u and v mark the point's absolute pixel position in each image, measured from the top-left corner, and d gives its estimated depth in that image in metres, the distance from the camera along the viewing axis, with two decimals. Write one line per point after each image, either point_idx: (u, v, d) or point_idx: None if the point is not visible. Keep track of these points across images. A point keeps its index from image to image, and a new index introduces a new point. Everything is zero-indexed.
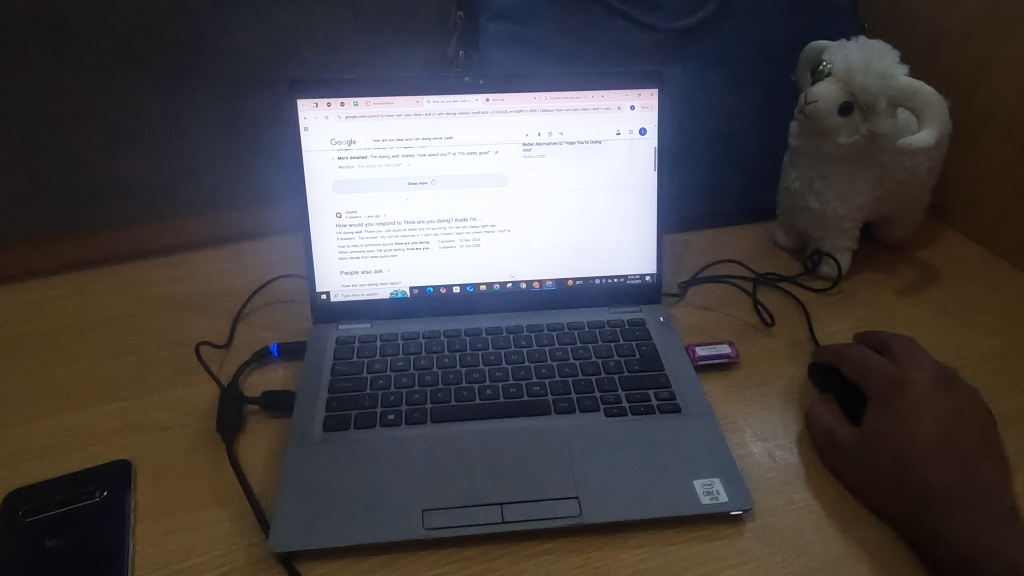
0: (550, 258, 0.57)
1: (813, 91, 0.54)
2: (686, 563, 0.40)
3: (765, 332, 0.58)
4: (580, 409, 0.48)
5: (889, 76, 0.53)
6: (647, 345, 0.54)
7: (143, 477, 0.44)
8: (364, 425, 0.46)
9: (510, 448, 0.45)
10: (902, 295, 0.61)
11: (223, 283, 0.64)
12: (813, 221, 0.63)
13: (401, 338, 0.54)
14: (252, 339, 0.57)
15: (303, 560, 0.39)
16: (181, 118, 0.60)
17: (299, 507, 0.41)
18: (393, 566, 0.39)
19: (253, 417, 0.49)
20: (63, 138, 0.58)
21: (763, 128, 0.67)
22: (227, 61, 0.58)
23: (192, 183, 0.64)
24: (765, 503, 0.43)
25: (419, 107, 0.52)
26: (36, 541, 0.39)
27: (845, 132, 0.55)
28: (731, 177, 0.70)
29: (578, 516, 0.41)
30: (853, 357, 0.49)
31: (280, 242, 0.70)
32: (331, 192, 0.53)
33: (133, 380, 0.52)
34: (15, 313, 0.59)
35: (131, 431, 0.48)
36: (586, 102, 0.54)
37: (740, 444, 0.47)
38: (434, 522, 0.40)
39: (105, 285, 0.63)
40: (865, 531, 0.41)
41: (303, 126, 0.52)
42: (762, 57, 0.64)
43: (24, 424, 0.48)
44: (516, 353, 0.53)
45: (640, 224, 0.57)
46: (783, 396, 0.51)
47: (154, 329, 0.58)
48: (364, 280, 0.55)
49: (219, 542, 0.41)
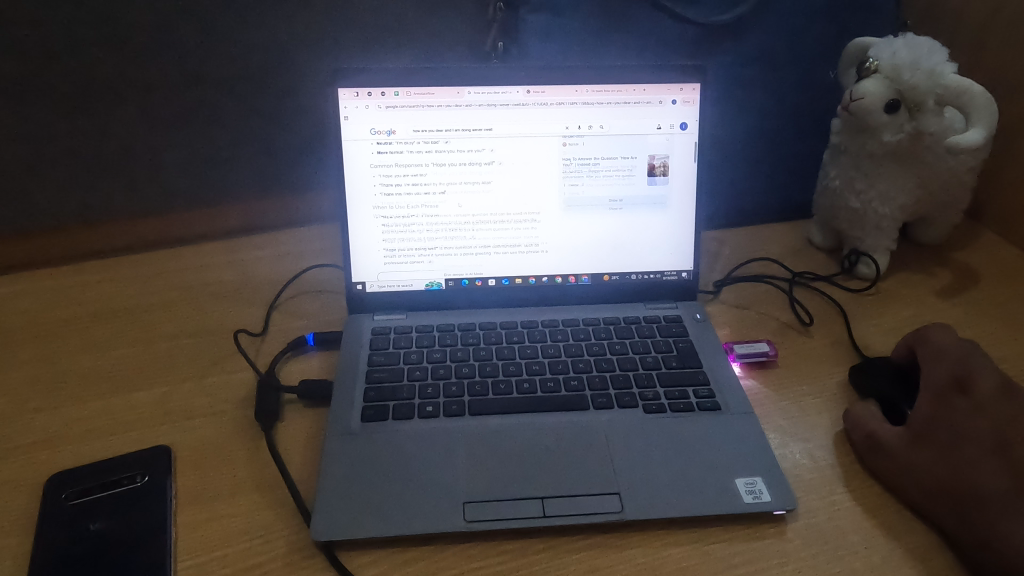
0: (587, 252, 0.56)
1: (859, 88, 0.54)
2: (729, 562, 0.39)
3: (803, 332, 0.57)
4: (619, 404, 0.48)
5: (938, 73, 0.52)
6: (684, 342, 0.53)
7: (183, 463, 0.44)
8: (402, 416, 0.46)
9: (550, 443, 0.45)
10: (941, 296, 0.61)
11: (257, 271, 0.64)
12: (851, 220, 0.63)
13: (436, 330, 0.54)
14: (286, 327, 0.57)
15: (343, 550, 0.39)
16: (218, 106, 0.60)
17: (340, 496, 0.41)
18: (434, 559, 0.39)
19: (290, 405, 0.49)
20: (103, 123, 0.58)
21: (800, 126, 0.67)
22: (265, 49, 0.58)
23: (225, 171, 0.64)
24: (807, 504, 0.43)
25: (460, 98, 0.52)
26: (80, 524, 0.40)
27: (890, 130, 0.55)
28: (766, 174, 0.69)
29: (620, 512, 0.40)
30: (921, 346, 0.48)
31: (312, 233, 0.70)
32: (370, 182, 0.53)
33: (170, 366, 0.52)
34: (52, 298, 0.59)
35: (170, 417, 0.48)
36: (627, 96, 0.53)
37: (781, 444, 0.47)
38: (475, 515, 0.40)
39: (139, 271, 0.63)
40: (910, 534, 0.41)
41: (343, 115, 0.51)
42: (802, 53, 0.63)
43: (63, 409, 0.48)
44: (552, 347, 0.52)
45: (678, 220, 0.56)
46: (822, 396, 0.51)
47: (190, 316, 0.58)
48: (401, 272, 0.55)
49: (259, 530, 0.40)
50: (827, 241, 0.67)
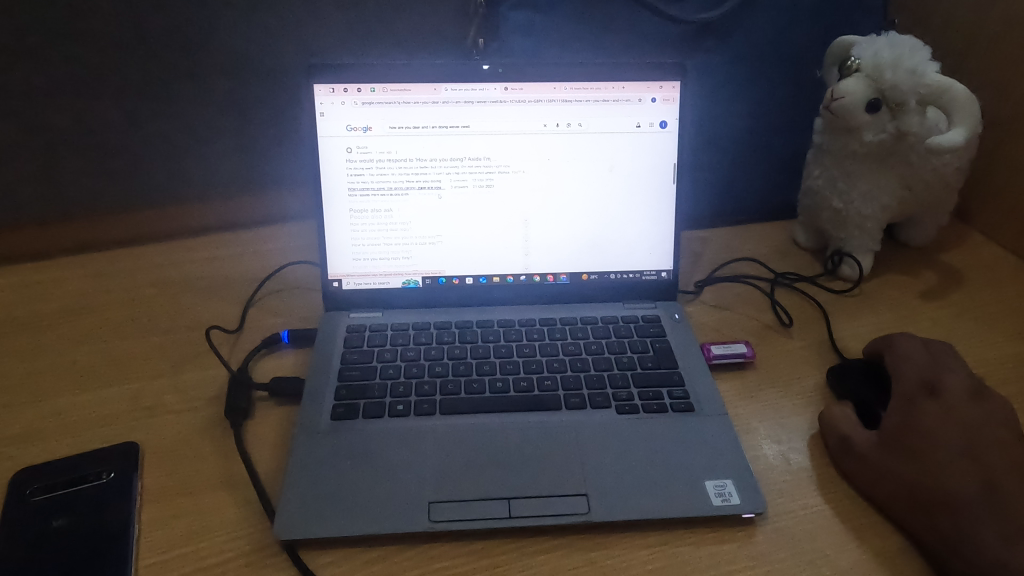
0: (565, 251, 0.56)
1: (840, 86, 0.53)
2: (695, 565, 0.39)
3: (782, 333, 0.57)
4: (591, 405, 0.47)
5: (920, 72, 0.51)
6: (661, 342, 0.53)
7: (151, 460, 0.44)
8: (372, 415, 0.46)
9: (519, 443, 0.44)
10: (925, 298, 0.60)
11: (237, 268, 0.64)
12: (834, 221, 0.62)
13: (412, 328, 0.54)
14: (263, 323, 0.57)
15: (307, 549, 0.39)
16: (199, 101, 0.60)
17: (305, 494, 0.41)
18: (398, 559, 0.39)
19: (262, 402, 0.49)
20: (83, 117, 0.58)
21: (786, 125, 0.66)
22: (244, 44, 0.58)
23: (206, 166, 0.63)
24: (777, 507, 0.42)
25: (437, 95, 0.52)
26: (43, 520, 0.39)
27: (872, 130, 0.54)
28: (751, 173, 0.68)
29: (587, 514, 0.40)
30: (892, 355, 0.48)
31: (295, 229, 0.70)
32: (345, 180, 0.53)
33: (144, 362, 0.52)
34: (30, 293, 0.59)
35: (141, 413, 0.48)
36: (606, 93, 0.53)
37: (753, 446, 0.46)
38: (440, 515, 0.40)
39: (119, 266, 0.63)
40: (880, 539, 0.40)
41: (319, 111, 0.51)
42: (787, 52, 0.62)
43: (35, 404, 0.48)
44: (528, 346, 0.52)
45: (657, 220, 0.56)
46: (799, 398, 0.50)
47: (167, 312, 0.58)
48: (377, 269, 0.55)
49: (223, 528, 0.40)
50: (812, 241, 0.67)
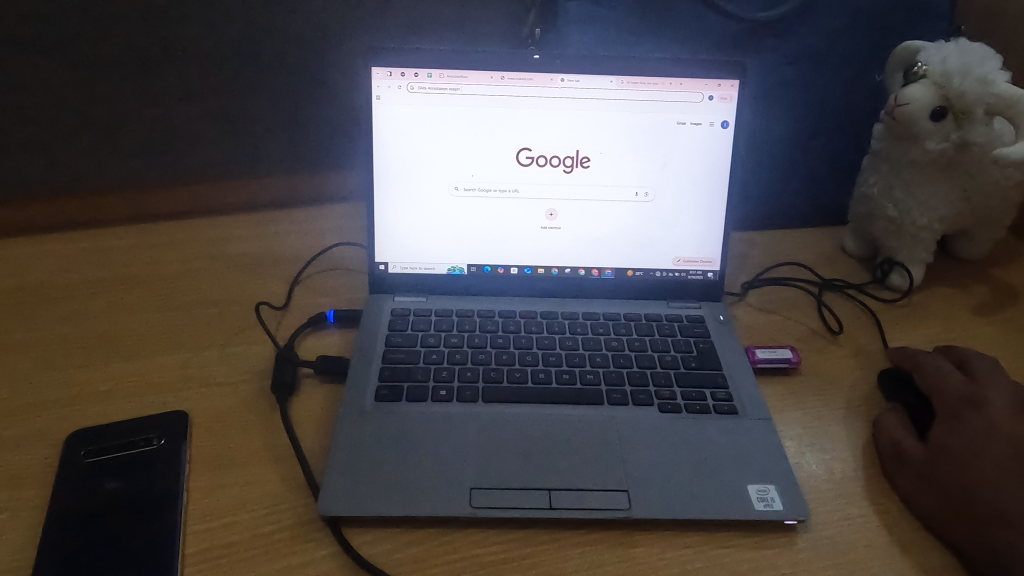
0: (613, 246, 0.56)
1: (905, 93, 0.52)
2: (736, 568, 0.38)
3: (829, 340, 0.56)
4: (633, 402, 0.47)
5: (990, 81, 0.50)
6: (705, 344, 0.53)
7: (198, 429, 0.45)
8: (415, 399, 0.46)
9: (561, 435, 0.44)
10: (978, 313, 0.59)
11: (284, 246, 0.65)
12: (888, 230, 0.61)
13: (455, 315, 0.54)
14: (308, 302, 0.58)
15: (349, 526, 0.39)
16: (256, 82, 0.61)
17: (349, 474, 0.41)
18: (438, 542, 0.39)
19: (306, 379, 0.50)
20: (144, 91, 0.59)
21: (842, 130, 0.65)
22: (305, 24, 0.59)
23: (258, 143, 0.64)
24: (821, 516, 0.41)
25: (492, 83, 0.52)
26: (96, 482, 0.40)
27: (934, 138, 0.53)
28: (802, 177, 0.68)
29: (627, 510, 0.40)
30: (930, 367, 0.47)
31: (342, 211, 0.71)
32: (398, 164, 0.53)
33: (194, 334, 0.53)
34: (86, 260, 0.61)
35: (190, 383, 0.49)
36: (664, 89, 0.52)
37: (797, 453, 0.46)
38: (481, 502, 0.40)
39: (168, 239, 0.64)
40: (929, 555, 0.39)
41: (376, 95, 0.51)
42: (849, 54, 0.61)
43: (86, 368, 0.49)
44: (571, 339, 0.52)
45: (708, 219, 0.55)
46: (845, 407, 0.49)
47: (215, 286, 0.59)
48: (423, 254, 0.55)
49: (268, 501, 0.41)
50: (861, 249, 0.66)
